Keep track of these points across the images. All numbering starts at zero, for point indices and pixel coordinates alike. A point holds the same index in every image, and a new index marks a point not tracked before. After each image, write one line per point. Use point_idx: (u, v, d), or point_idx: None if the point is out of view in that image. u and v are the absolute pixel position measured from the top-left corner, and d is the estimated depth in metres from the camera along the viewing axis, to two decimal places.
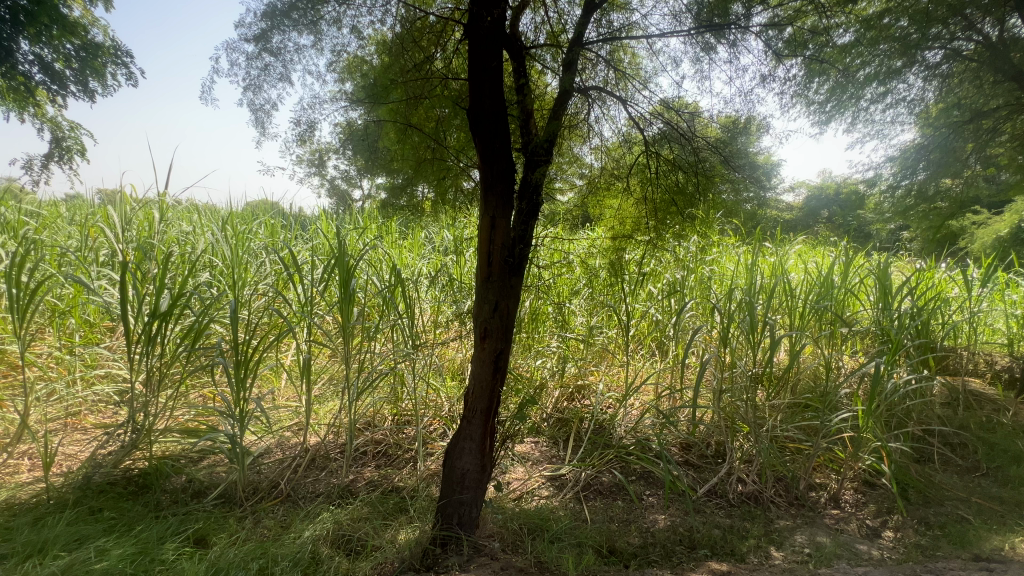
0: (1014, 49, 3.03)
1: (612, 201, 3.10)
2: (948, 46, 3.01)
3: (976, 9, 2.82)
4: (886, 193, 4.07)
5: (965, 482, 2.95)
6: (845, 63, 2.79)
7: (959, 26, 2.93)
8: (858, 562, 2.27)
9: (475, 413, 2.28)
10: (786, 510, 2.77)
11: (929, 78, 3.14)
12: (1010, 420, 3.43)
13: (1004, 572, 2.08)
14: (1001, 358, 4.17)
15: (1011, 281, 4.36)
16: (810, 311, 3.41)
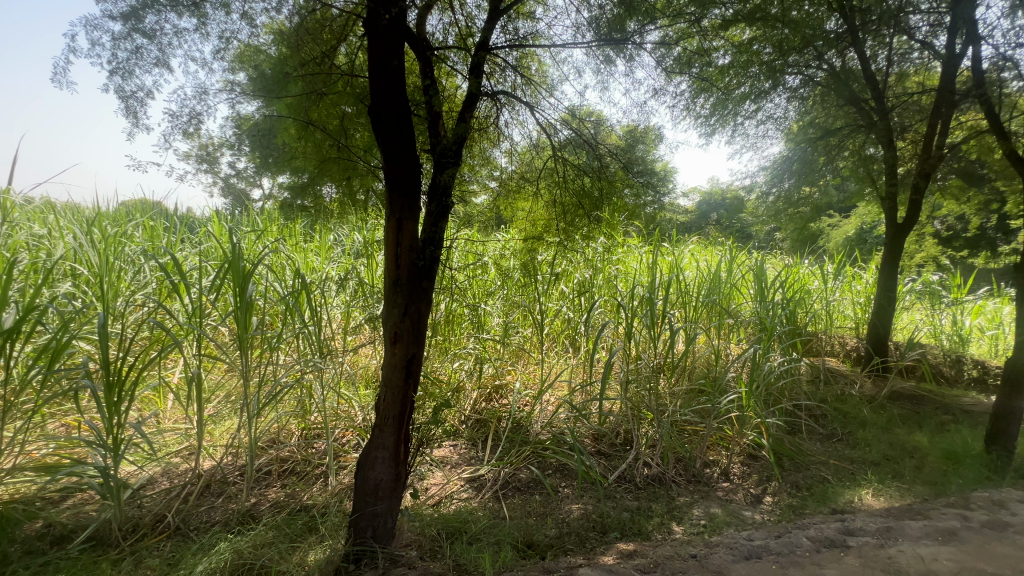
0: (851, 79, 3.60)
1: (524, 203, 3.19)
2: (803, 72, 3.56)
3: (822, 43, 3.33)
4: (761, 198, 4.50)
5: (826, 448, 3.44)
6: (724, 84, 3.24)
7: (810, 56, 3.45)
8: (743, 527, 2.55)
9: (388, 421, 2.21)
10: (685, 487, 3.03)
11: (790, 98, 3.69)
12: (858, 392, 4.05)
13: (854, 520, 2.46)
14: (851, 340, 4.91)
15: (856, 273, 5.16)
16: (702, 305, 3.78)
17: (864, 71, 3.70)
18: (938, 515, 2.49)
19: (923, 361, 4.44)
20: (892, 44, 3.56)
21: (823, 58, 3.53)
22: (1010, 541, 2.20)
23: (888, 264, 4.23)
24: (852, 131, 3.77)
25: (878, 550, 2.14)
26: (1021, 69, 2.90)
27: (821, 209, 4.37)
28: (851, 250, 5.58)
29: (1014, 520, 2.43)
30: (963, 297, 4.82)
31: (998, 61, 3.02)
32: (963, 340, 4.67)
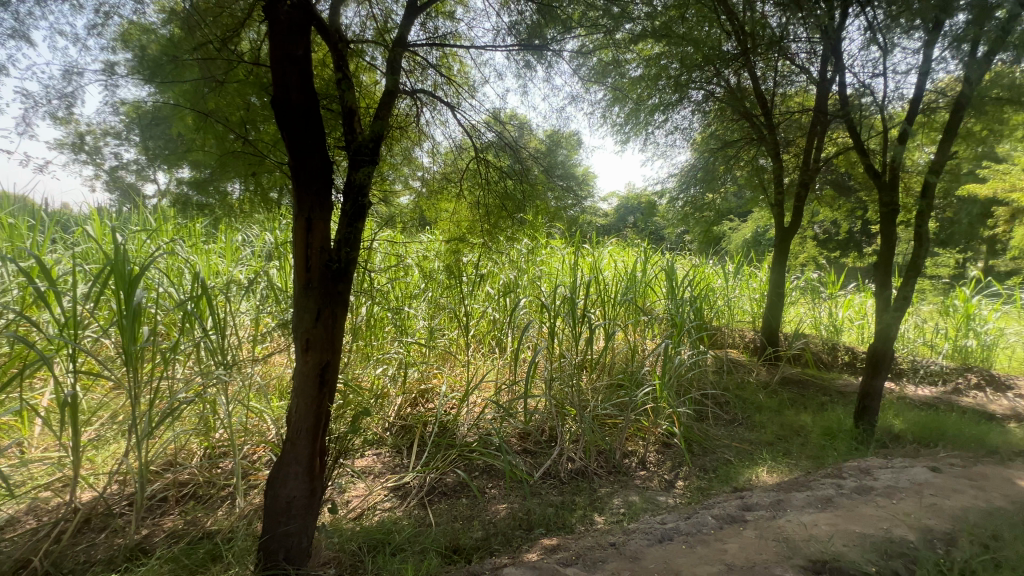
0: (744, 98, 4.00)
1: (447, 204, 3.15)
2: (705, 86, 3.89)
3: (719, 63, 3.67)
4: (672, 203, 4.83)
5: (729, 432, 3.77)
6: (637, 96, 3.45)
7: (710, 74, 3.79)
8: (657, 512, 2.72)
9: (301, 434, 2.08)
10: (606, 478, 3.16)
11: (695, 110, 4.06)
12: (755, 379, 4.50)
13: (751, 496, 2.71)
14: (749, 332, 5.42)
15: (753, 272, 5.71)
16: (619, 303, 3.97)
17: (755, 90, 4.12)
18: (817, 483, 2.67)
19: (807, 349, 5.05)
20: (779, 69, 3.93)
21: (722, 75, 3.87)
22: (874, 501, 2.37)
23: (777, 264, 4.74)
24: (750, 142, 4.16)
25: (771, 524, 2.24)
26: (875, 95, 3.24)
27: (722, 213, 4.79)
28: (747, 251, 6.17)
29: (874, 479, 2.61)
30: (837, 291, 5.52)
31: (859, 89, 3.38)
32: (838, 329, 5.35)
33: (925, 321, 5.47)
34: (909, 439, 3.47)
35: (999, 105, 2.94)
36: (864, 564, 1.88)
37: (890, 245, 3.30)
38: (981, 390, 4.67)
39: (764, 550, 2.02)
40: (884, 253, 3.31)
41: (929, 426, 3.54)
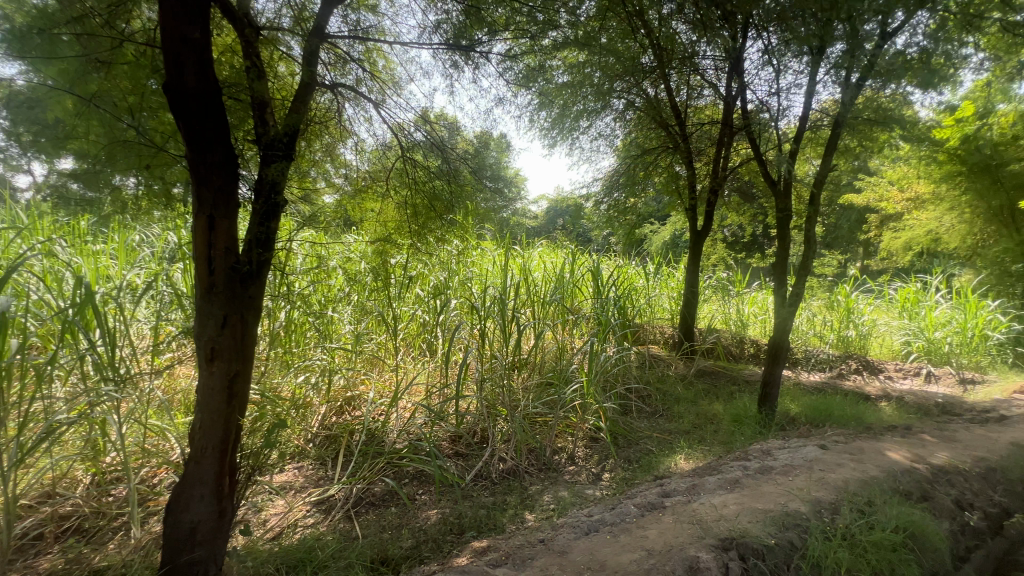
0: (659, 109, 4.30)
1: (372, 204, 3.04)
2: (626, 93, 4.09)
3: (637, 76, 3.94)
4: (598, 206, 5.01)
5: (651, 423, 3.98)
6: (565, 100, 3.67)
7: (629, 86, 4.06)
8: (585, 504, 2.80)
9: (207, 451, 1.92)
10: (537, 475, 3.21)
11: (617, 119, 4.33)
12: (673, 372, 4.80)
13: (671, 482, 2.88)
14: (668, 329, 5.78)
15: (671, 272, 6.10)
16: (548, 303, 4.05)
17: (672, 100, 4.37)
18: (726, 466, 2.82)
19: (719, 343, 5.49)
20: (691, 85, 4.18)
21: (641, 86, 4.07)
22: (774, 479, 2.46)
23: (692, 264, 5.09)
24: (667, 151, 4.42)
25: (686, 508, 2.23)
26: (772, 112, 3.58)
27: (643, 217, 5.06)
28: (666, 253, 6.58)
29: (776, 459, 2.78)
30: (743, 289, 6.04)
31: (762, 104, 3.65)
32: (744, 324, 5.86)
33: (815, 315, 6.14)
34: (803, 421, 3.87)
35: (868, 125, 3.32)
36: (766, 537, 1.98)
37: (784, 247, 3.66)
38: (860, 374, 5.36)
39: (681, 534, 2.03)
40: (780, 254, 3.67)
41: (819, 408, 3.96)
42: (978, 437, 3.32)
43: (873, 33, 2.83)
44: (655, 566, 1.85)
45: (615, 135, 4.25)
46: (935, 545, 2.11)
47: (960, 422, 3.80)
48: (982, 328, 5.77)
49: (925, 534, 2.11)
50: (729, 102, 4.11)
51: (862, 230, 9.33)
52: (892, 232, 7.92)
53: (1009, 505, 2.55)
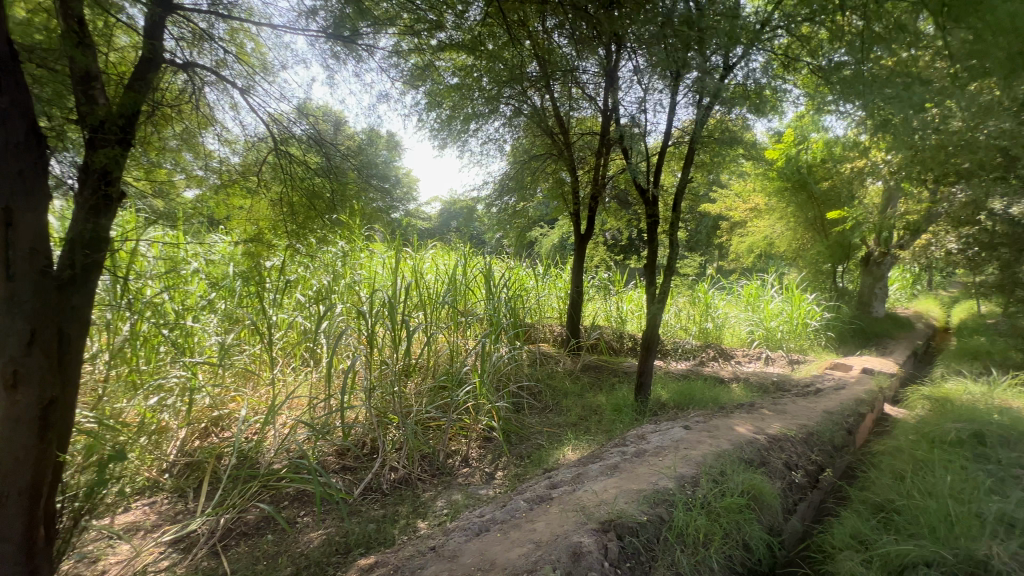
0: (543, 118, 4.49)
1: (241, 201, 2.75)
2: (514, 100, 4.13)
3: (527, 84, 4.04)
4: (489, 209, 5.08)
5: (542, 418, 4.14)
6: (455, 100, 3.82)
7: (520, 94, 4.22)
8: (478, 504, 2.81)
9: (10, 499, 1.58)
10: (430, 482, 3.15)
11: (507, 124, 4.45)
12: (562, 368, 5.06)
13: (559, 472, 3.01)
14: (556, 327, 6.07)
15: (558, 273, 6.41)
16: (439, 304, 3.99)
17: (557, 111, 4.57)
18: (606, 453, 3.03)
19: (601, 338, 5.93)
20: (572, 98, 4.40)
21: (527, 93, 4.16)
22: (647, 461, 2.69)
23: (577, 266, 5.42)
24: (553, 157, 4.64)
25: (571, 497, 2.31)
26: (645, 127, 3.91)
27: (532, 220, 5.27)
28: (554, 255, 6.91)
29: (648, 442, 3.05)
30: (622, 289, 6.57)
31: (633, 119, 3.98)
32: (623, 320, 6.40)
33: (681, 310, 6.92)
34: (672, 405, 4.33)
35: (710, 139, 3.76)
36: (638, 515, 2.07)
37: (653, 250, 4.06)
38: (716, 360, 6.16)
39: (566, 522, 2.06)
40: (650, 256, 4.07)
41: (684, 393, 4.47)
42: (802, 408, 4.00)
43: (718, 65, 3.25)
44: (540, 557, 1.84)
45: (505, 141, 4.36)
46: (773, 504, 2.38)
47: (788, 397, 4.55)
48: (802, 318, 7.00)
49: (764, 496, 2.37)
50: (607, 115, 4.40)
51: (716, 235, 10.75)
52: (738, 238, 9.23)
53: (821, 462, 3.11)
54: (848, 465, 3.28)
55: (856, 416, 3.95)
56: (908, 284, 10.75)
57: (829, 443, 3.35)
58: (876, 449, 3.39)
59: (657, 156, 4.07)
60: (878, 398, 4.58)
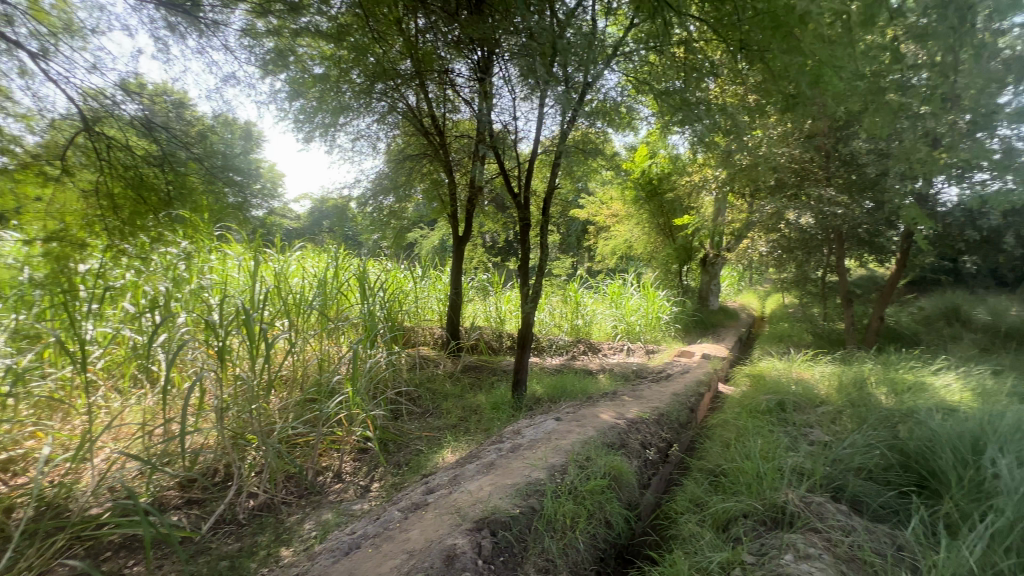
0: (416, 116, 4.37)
1: (37, 188, 2.46)
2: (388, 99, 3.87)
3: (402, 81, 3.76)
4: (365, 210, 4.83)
5: (421, 423, 4.08)
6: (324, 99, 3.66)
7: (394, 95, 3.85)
8: (351, 520, 2.66)
9: None
10: (297, 504, 2.90)
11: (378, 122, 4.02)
12: (442, 370, 5.05)
13: (436, 474, 2.99)
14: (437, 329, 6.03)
15: (438, 274, 6.38)
16: (306, 310, 3.68)
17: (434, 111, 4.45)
18: (484, 451, 3.09)
19: (481, 339, 6.04)
20: (448, 100, 4.28)
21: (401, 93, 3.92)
22: (522, 455, 2.81)
23: (455, 268, 5.45)
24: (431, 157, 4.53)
25: (448, 499, 2.31)
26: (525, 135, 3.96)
27: (409, 222, 5.21)
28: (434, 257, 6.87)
29: (523, 437, 3.18)
30: (501, 289, 6.75)
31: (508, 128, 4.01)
32: (502, 320, 6.59)
33: (554, 309, 7.35)
34: (546, 398, 4.57)
35: (575, 153, 4.03)
36: (510, 508, 2.14)
37: (526, 252, 4.23)
38: (586, 354, 6.66)
39: (440, 526, 2.06)
40: (523, 258, 4.24)
41: (557, 387, 4.75)
42: (656, 393, 4.50)
43: (579, 82, 3.39)
44: (413, 565, 1.81)
45: (377, 138, 4.15)
46: (631, 481, 2.65)
47: (645, 383, 5.10)
48: (656, 312, 7.90)
49: (623, 475, 2.63)
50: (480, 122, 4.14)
51: (585, 239, 11.63)
52: (603, 241, 10.09)
53: (670, 438, 3.54)
54: (691, 439, 3.77)
55: (697, 396, 4.57)
56: (736, 281, 12.76)
57: (676, 421, 3.83)
58: (711, 423, 3.95)
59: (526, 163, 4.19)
60: (713, 379, 5.35)
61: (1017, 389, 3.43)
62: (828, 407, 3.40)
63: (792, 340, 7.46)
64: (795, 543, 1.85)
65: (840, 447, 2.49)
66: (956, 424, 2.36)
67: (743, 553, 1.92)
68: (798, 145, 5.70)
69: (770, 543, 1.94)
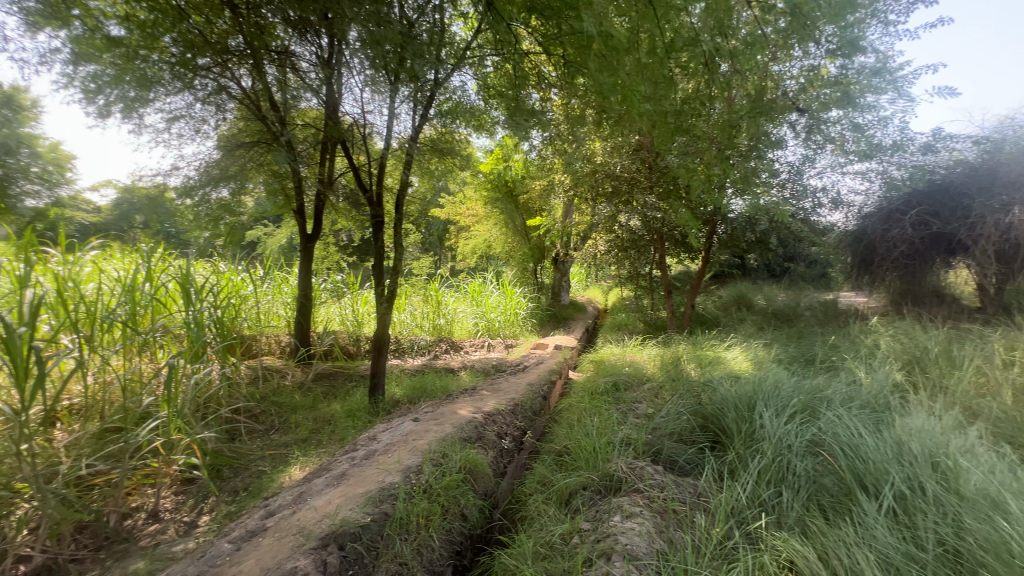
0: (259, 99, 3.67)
1: None
2: (217, 79, 3.27)
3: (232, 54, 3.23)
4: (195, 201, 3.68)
5: (265, 441, 3.66)
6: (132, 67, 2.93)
7: (222, 69, 3.25)
8: (171, 564, 2.27)
9: None
10: (94, 559, 2.37)
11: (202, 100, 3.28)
12: (290, 381, 4.60)
13: (279, 494, 2.72)
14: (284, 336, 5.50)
15: (284, 276, 5.84)
16: (106, 322, 3.03)
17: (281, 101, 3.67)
18: (335, 463, 2.91)
19: (336, 344, 5.66)
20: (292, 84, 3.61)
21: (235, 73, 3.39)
22: (376, 461, 2.71)
23: (303, 268, 5.03)
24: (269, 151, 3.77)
25: (290, 520, 2.14)
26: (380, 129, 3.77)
27: (248, 219, 4.25)
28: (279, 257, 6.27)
29: (378, 442, 3.08)
30: (357, 290, 6.41)
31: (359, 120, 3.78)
32: (360, 322, 6.29)
33: (415, 309, 7.23)
34: (405, 400, 4.47)
35: (428, 152, 4.02)
36: (361, 518, 2.06)
37: (380, 250, 4.08)
38: (448, 353, 6.68)
39: (281, 550, 1.89)
40: (377, 258, 4.07)
41: (417, 387, 4.69)
42: (513, 385, 4.73)
43: (430, 82, 3.36)
44: None
45: (202, 120, 3.46)
46: (485, 472, 2.74)
47: (503, 376, 5.31)
48: (514, 309, 8.27)
49: (479, 467, 2.71)
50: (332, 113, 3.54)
51: (447, 238, 11.68)
52: (464, 240, 10.24)
53: (524, 426, 3.75)
54: (544, 424, 4.04)
55: (549, 384, 4.92)
56: (583, 277, 14.03)
57: (530, 409, 4.07)
58: (561, 407, 4.29)
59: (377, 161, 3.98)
60: (564, 367, 5.80)
61: (779, 356, 4.40)
62: (652, 384, 3.94)
63: (628, 328, 8.45)
64: (622, 505, 2.12)
65: (658, 418, 2.92)
66: (739, 388, 2.92)
67: (581, 521, 2.13)
68: (628, 157, 6.43)
69: (603, 509, 2.19)
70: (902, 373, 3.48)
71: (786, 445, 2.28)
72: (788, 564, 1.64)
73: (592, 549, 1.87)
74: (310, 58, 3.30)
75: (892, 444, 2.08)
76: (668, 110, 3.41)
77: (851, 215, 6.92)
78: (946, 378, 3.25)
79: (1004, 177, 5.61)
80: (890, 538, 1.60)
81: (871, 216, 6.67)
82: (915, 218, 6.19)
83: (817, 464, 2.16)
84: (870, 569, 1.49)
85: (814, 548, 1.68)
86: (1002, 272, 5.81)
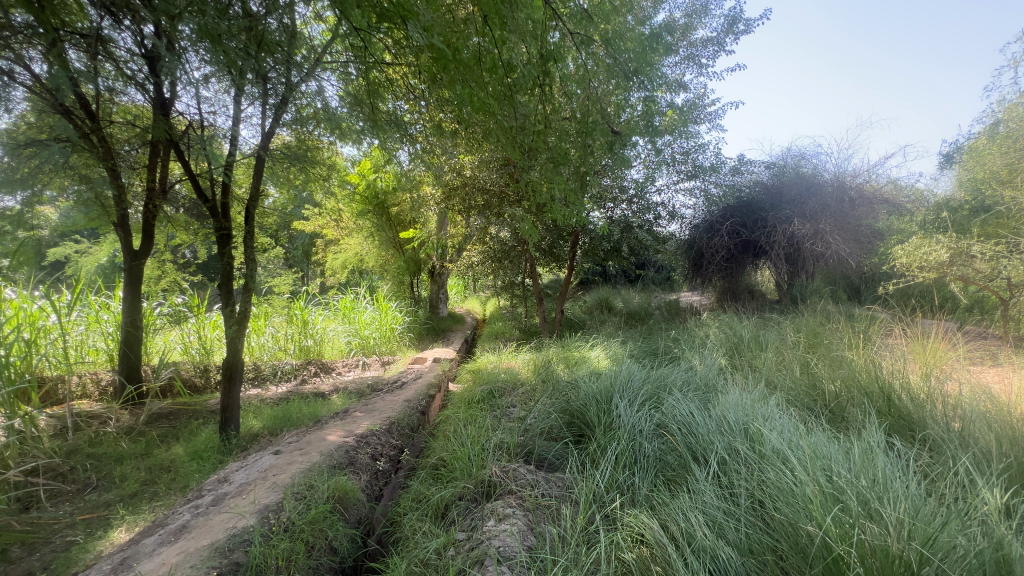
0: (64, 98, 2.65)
1: None
2: None
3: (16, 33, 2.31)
4: None
5: (77, 505, 2.91)
6: None
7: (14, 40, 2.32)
8: None
9: None
10: None
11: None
12: (113, 427, 3.82)
13: (95, 564, 2.20)
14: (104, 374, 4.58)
15: (103, 302, 4.96)
16: None
17: (92, 93, 2.93)
18: (174, 515, 2.50)
19: (176, 377, 4.90)
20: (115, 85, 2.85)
21: (19, 54, 2.43)
22: (225, 506, 2.40)
23: (129, 291, 4.28)
24: (79, 155, 2.89)
25: None
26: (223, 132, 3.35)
27: (52, 237, 3.31)
28: (94, 283, 5.30)
29: (229, 484, 2.72)
30: (204, 313, 5.62)
31: (198, 120, 3.32)
32: (208, 350, 5.42)
33: (277, 331, 6.56)
34: (265, 433, 4.02)
35: (282, 160, 3.71)
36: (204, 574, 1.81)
37: (228, 267, 3.62)
38: (317, 376, 6.18)
39: None
40: (225, 275, 3.61)
41: (279, 417, 4.24)
42: (389, 403, 4.55)
43: (284, 85, 3.04)
44: None
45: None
46: (357, 498, 2.59)
47: (379, 395, 5.09)
48: (390, 324, 7.95)
49: (348, 494, 2.55)
50: (162, 109, 3.13)
51: (315, 253, 10.93)
52: (333, 255, 9.60)
53: (401, 444, 3.62)
54: (423, 440, 3.92)
55: (427, 398, 4.83)
56: (461, 288, 14.14)
57: (407, 427, 3.94)
58: (440, 420, 4.23)
59: (222, 177, 3.44)
60: (442, 380, 5.73)
61: (633, 353, 4.92)
62: (524, 389, 4.10)
63: (504, 336, 8.66)
64: (495, 509, 2.19)
65: (529, 421, 3.06)
66: (598, 384, 3.22)
67: (456, 532, 2.13)
68: (496, 171, 6.56)
69: (477, 516, 2.23)
70: (726, 358, 4.13)
71: (638, 430, 2.56)
72: (639, 536, 1.84)
73: (466, 559, 1.88)
74: (129, 45, 2.67)
75: (716, 420, 2.45)
76: (514, 127, 3.50)
77: (685, 227, 8.01)
78: (755, 360, 3.93)
79: (787, 196, 7.07)
80: (715, 500, 1.88)
81: (700, 227, 7.82)
82: (729, 228, 7.44)
83: (662, 445, 2.47)
84: (699, 528, 1.73)
85: (659, 519, 1.90)
86: (791, 271, 7.21)
